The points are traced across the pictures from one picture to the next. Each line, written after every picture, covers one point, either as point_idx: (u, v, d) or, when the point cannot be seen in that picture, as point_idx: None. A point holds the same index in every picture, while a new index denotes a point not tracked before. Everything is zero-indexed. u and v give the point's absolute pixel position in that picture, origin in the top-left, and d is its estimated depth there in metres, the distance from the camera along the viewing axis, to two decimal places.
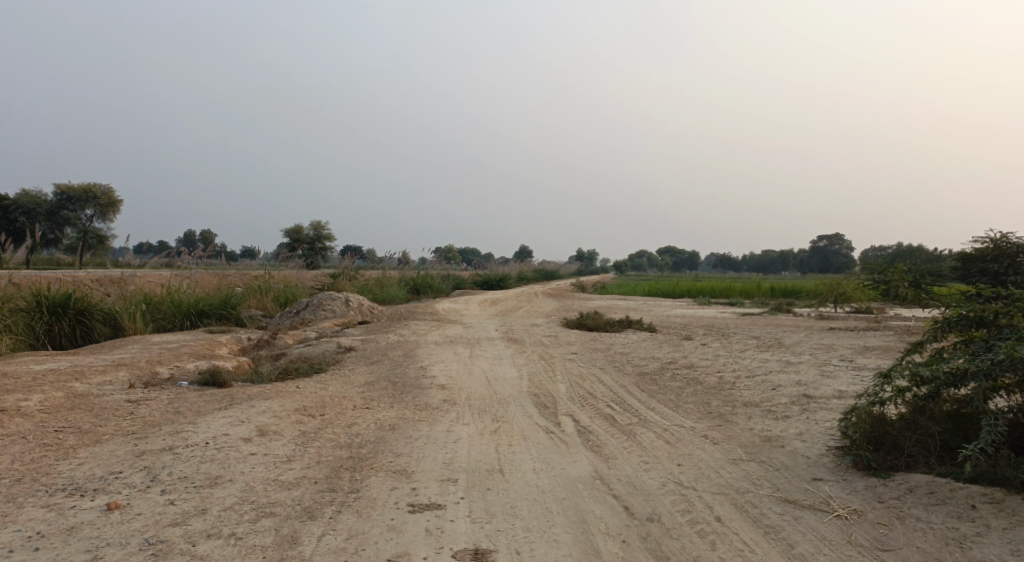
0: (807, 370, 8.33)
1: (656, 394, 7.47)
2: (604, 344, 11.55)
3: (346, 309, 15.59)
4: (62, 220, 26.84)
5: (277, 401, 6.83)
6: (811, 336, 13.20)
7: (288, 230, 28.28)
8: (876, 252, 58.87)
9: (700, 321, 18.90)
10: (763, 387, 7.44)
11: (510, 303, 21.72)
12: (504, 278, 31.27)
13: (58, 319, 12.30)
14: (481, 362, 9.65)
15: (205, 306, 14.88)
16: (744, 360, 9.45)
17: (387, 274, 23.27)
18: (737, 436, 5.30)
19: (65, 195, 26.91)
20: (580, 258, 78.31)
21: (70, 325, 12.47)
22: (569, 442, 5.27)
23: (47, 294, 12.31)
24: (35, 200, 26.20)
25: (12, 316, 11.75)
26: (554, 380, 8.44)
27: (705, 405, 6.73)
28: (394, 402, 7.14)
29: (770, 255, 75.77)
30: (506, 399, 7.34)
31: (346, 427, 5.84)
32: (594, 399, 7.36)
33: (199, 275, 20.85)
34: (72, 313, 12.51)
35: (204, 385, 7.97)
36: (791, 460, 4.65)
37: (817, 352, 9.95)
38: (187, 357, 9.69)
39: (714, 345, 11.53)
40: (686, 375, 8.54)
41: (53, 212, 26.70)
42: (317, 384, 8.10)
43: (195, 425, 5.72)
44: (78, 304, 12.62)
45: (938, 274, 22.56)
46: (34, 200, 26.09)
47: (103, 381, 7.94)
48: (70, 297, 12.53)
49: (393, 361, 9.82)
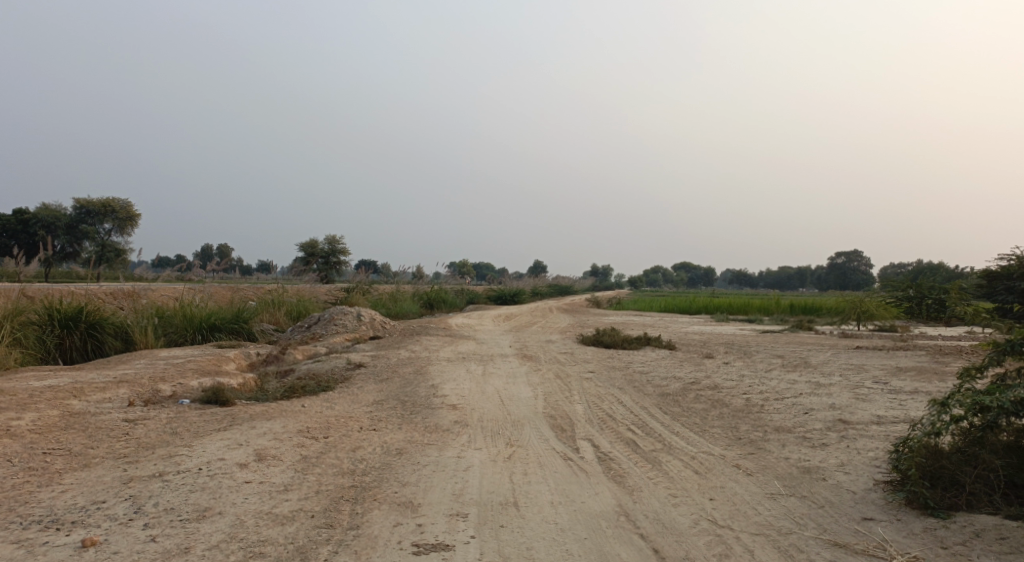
0: (840, 393, 7.88)
1: (680, 418, 7.05)
2: (623, 362, 11.13)
3: (358, 324, 15.25)
4: (81, 234, 26.79)
5: (279, 421, 6.47)
6: (838, 356, 12.71)
7: (303, 244, 28.08)
8: (895, 268, 59.89)
9: (719, 338, 18.41)
10: (794, 411, 7.00)
11: (525, 318, 21.34)
12: (519, 293, 30.90)
13: (69, 333, 12.06)
14: (495, 380, 9.26)
15: (217, 319, 14.60)
16: (771, 381, 9.00)
17: (401, 289, 22.97)
18: (772, 467, 4.88)
19: (84, 209, 26.81)
20: (595, 273, 77.99)
21: (82, 339, 12.23)
22: (590, 470, 4.87)
23: (58, 307, 12.10)
24: (53, 215, 26.58)
25: (23, 329, 11.54)
26: (571, 399, 8.04)
27: (734, 430, 6.30)
28: (403, 423, 6.77)
29: (787, 272, 75.04)
30: (520, 421, 6.94)
31: (351, 451, 5.48)
32: (614, 421, 6.95)
33: (211, 289, 20.62)
34: (84, 326, 12.28)
35: (207, 404, 7.64)
36: (834, 497, 4.22)
37: (848, 373, 9.50)
38: (193, 373, 9.38)
39: (737, 364, 11.09)
40: (710, 396, 8.11)
41: (72, 226, 26.87)
42: (324, 403, 7.75)
43: (190, 448, 5.37)
44: (90, 317, 12.39)
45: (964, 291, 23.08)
46: (53, 215, 26.49)
47: (103, 398, 7.64)
48: (82, 310, 12.30)
49: (404, 378, 9.46)
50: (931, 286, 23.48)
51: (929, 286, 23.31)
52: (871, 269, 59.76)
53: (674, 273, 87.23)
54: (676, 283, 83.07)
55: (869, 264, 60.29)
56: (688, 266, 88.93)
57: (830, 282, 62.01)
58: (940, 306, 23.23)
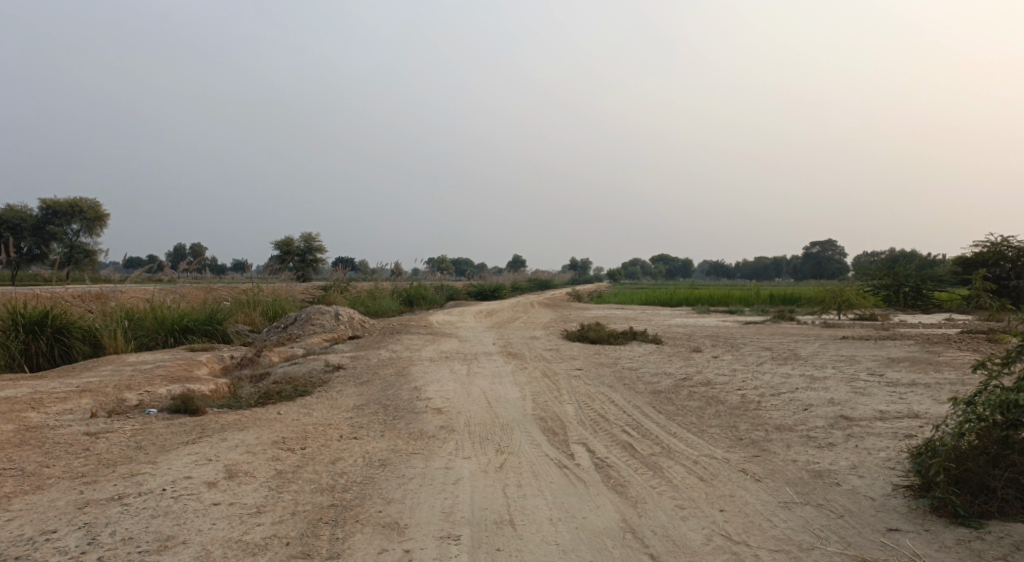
0: (837, 387, 7.64)
1: (675, 418, 6.74)
2: (610, 358, 10.83)
3: (336, 324, 14.80)
4: (48, 235, 26.05)
5: (253, 431, 6.08)
6: (826, 346, 12.50)
7: (278, 242, 27.53)
8: (869, 257, 60.46)
9: (704, 331, 18.23)
10: (793, 408, 6.72)
11: (505, 314, 21.01)
12: (499, 288, 30.56)
13: (34, 338, 11.51)
14: (480, 381, 8.91)
15: (189, 321, 14.08)
16: (765, 375, 8.73)
17: (379, 287, 22.53)
18: (781, 471, 4.58)
19: (51, 210, 26.17)
20: (574, 268, 77.87)
21: (48, 344, 11.69)
22: (588, 479, 4.55)
23: (23, 312, 11.55)
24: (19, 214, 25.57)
25: None
26: (561, 399, 7.72)
27: (734, 431, 6.00)
28: (385, 431, 6.39)
29: (764, 263, 75.38)
30: (509, 425, 6.59)
31: (331, 463, 5.10)
32: (607, 423, 6.63)
33: (183, 289, 20.03)
34: (50, 331, 11.73)
35: (175, 414, 7.21)
36: (853, 506, 3.93)
37: (841, 365, 9.28)
38: (162, 379, 8.92)
39: (727, 358, 10.83)
40: (704, 393, 7.82)
41: (39, 227, 25.94)
42: (301, 410, 7.36)
43: (155, 466, 4.96)
44: (56, 321, 11.84)
45: (941, 278, 22.92)
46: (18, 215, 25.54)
47: (63, 410, 7.17)
48: (47, 315, 11.75)
49: (385, 381, 9.07)
50: (908, 274, 23.36)
51: (906, 274, 23.19)
52: (845, 258, 60.22)
53: (652, 264, 87.26)
54: (654, 274, 83.19)
55: (844, 253, 60.68)
56: (665, 257, 89.10)
57: (806, 271, 62.33)
58: (917, 294, 23.09)
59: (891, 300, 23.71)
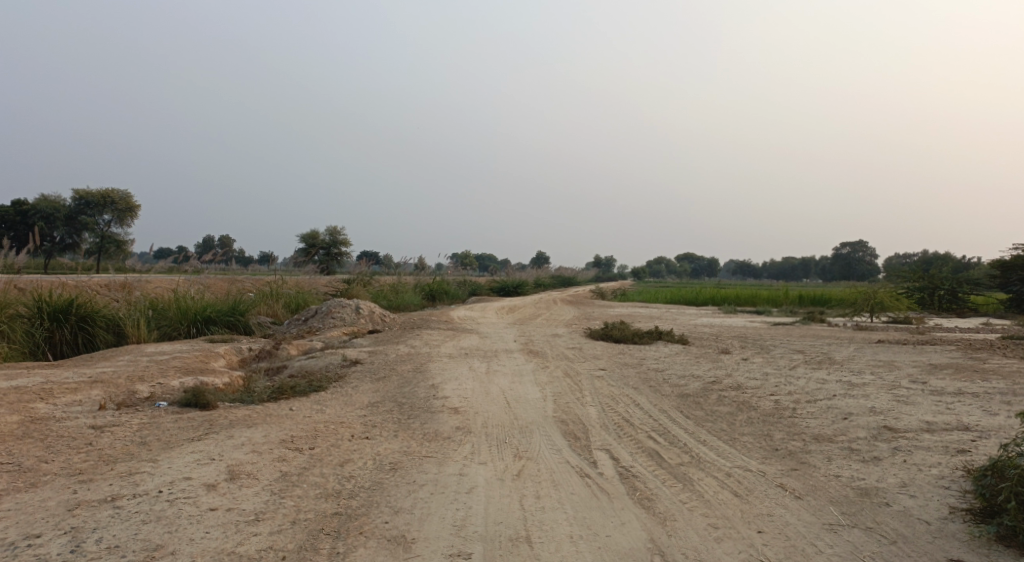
0: (877, 394, 7.23)
1: (705, 424, 6.38)
2: (635, 359, 10.46)
3: (356, 317, 14.58)
4: (80, 225, 26.14)
5: (261, 429, 5.83)
6: (861, 350, 12.02)
7: (303, 235, 27.51)
8: (900, 259, 59.26)
9: (732, 332, 17.75)
10: (832, 416, 6.33)
11: (528, 311, 20.68)
12: (522, 284, 30.24)
13: (59, 326, 11.43)
14: (500, 379, 8.60)
15: (212, 312, 13.93)
16: (799, 380, 8.33)
17: (402, 281, 22.32)
18: (822, 488, 4.22)
19: (83, 200, 25.88)
20: (598, 264, 77.22)
21: (72, 333, 11.60)
22: (612, 491, 4.22)
23: (48, 299, 11.47)
24: (53, 205, 25.76)
25: (10, 323, 10.94)
26: (583, 401, 7.39)
27: (768, 440, 5.63)
28: (399, 431, 6.10)
29: (791, 263, 74.25)
30: (529, 428, 6.28)
31: (339, 466, 4.83)
32: (632, 428, 6.29)
33: (207, 280, 19.97)
34: (74, 319, 11.65)
35: (186, 407, 7.00)
36: (907, 531, 3.57)
37: (879, 371, 8.85)
38: (175, 371, 8.72)
39: (757, 361, 10.42)
40: (735, 397, 7.45)
41: (71, 218, 26.06)
42: (314, 407, 7.11)
43: (155, 464, 4.72)
44: (80, 310, 11.75)
45: (976, 282, 22.40)
46: (52, 205, 25.71)
47: (72, 401, 6.99)
48: (72, 303, 11.67)
49: (403, 377, 8.80)
50: (943, 277, 22.67)
51: (942, 276, 22.50)
52: (876, 260, 59.07)
53: (677, 263, 86.35)
54: (679, 273, 82.31)
55: (874, 255, 59.51)
56: (691, 256, 88.14)
57: (835, 272, 61.25)
58: (952, 297, 22.40)
59: (925, 302, 23.03)
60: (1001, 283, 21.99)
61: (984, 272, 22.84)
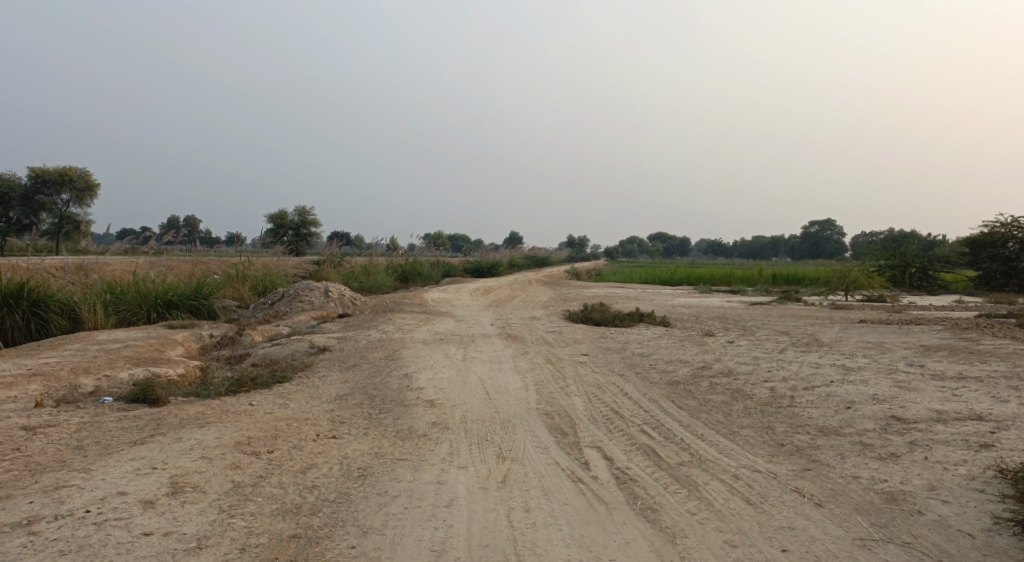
0: (877, 380, 6.86)
1: (700, 415, 5.94)
2: (618, 343, 10.01)
3: (325, 301, 13.92)
4: (38, 205, 24.92)
5: (214, 428, 5.26)
6: (847, 331, 11.70)
7: (271, 215, 26.69)
8: (867, 237, 59.90)
9: (710, 312, 17.42)
10: (835, 405, 5.93)
11: (503, 292, 20.16)
12: (496, 265, 29.73)
13: (9, 311, 10.66)
14: (478, 367, 8.08)
15: (174, 295, 13.15)
16: (792, 365, 7.93)
17: (374, 262, 21.66)
18: (844, 493, 3.79)
19: (40, 179, 24.86)
20: (570, 245, 77.01)
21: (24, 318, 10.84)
22: (610, 501, 3.77)
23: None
24: (8, 183, 24.30)
25: None
26: (568, 391, 6.91)
27: (771, 434, 5.19)
28: (369, 429, 5.57)
29: (761, 241, 74.58)
30: (511, 423, 5.78)
31: (300, 472, 4.30)
32: (623, 421, 5.82)
33: (169, 262, 19.11)
34: (26, 304, 10.88)
35: (134, 403, 6.39)
36: (946, 550, 3.17)
37: (872, 354, 8.51)
38: (126, 362, 8.06)
39: (744, 344, 10.03)
40: (728, 385, 7.02)
41: (28, 197, 24.79)
42: (276, 401, 6.53)
43: (87, 475, 4.14)
44: (32, 294, 10.98)
45: (946, 259, 22.36)
46: (7, 184, 24.20)
47: (6, 398, 6.34)
48: (23, 286, 10.89)
49: (373, 366, 8.24)
50: (914, 255, 22.59)
51: (913, 254, 22.39)
52: (844, 239, 59.61)
53: (648, 243, 86.57)
54: (651, 253, 82.36)
55: (842, 233, 60.11)
56: (663, 235, 88.42)
57: (805, 251, 61.67)
58: (923, 275, 22.36)
59: (896, 281, 22.95)
60: (971, 261, 21.86)
61: (955, 248, 22.72)
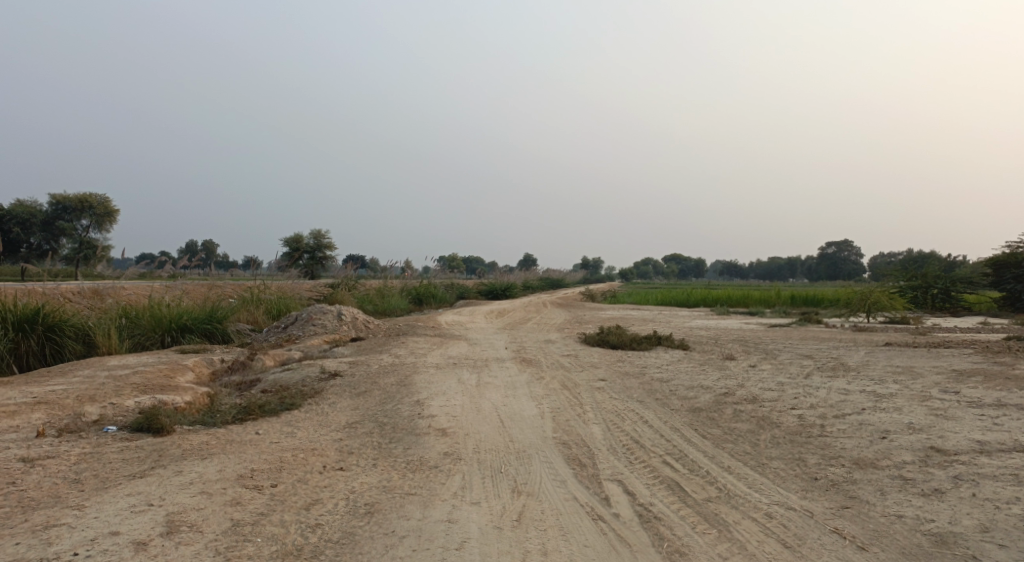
0: (911, 407, 6.54)
1: (725, 445, 5.65)
2: (636, 367, 9.72)
3: (338, 324, 13.74)
4: (58, 231, 25.08)
5: (217, 460, 5.05)
6: (873, 354, 11.35)
7: (287, 238, 26.69)
8: (886, 258, 59.24)
9: (729, 334, 17.08)
10: (868, 435, 5.62)
11: (518, 315, 19.91)
12: (511, 287, 29.52)
13: (24, 336, 10.56)
14: (492, 394, 7.83)
15: (187, 319, 13.02)
16: (819, 391, 7.62)
17: (388, 285, 21.52)
18: (888, 536, 3.50)
19: (60, 205, 25.08)
20: (585, 267, 76.76)
21: (39, 343, 10.74)
22: (633, 543, 3.51)
23: (11, 307, 10.59)
24: (29, 210, 24.56)
25: None
26: (586, 419, 6.64)
27: (803, 467, 4.90)
28: (378, 460, 5.33)
29: (777, 262, 74.01)
30: (526, 454, 5.53)
31: (304, 509, 4.07)
32: (644, 452, 5.55)
33: (184, 285, 19.05)
34: (41, 329, 10.78)
35: (138, 432, 6.20)
36: None
37: (903, 379, 8.18)
38: (134, 388, 7.88)
39: (766, 368, 9.71)
40: (753, 412, 6.73)
41: (48, 223, 25.00)
42: (284, 429, 6.32)
43: (80, 512, 3.94)
44: (47, 319, 10.88)
45: (969, 280, 21.88)
46: (28, 210, 24.45)
47: (7, 428, 6.16)
48: (39, 311, 10.80)
49: (385, 392, 8.01)
50: (936, 276, 22.13)
51: (935, 275, 21.94)
52: (862, 259, 58.98)
53: (664, 265, 86.17)
54: (666, 275, 81.89)
55: (860, 254, 59.52)
56: (678, 257, 87.99)
57: (822, 272, 61.05)
58: (946, 296, 21.89)
59: (918, 302, 22.49)
60: (994, 282, 21.39)
61: (977, 269, 22.27)
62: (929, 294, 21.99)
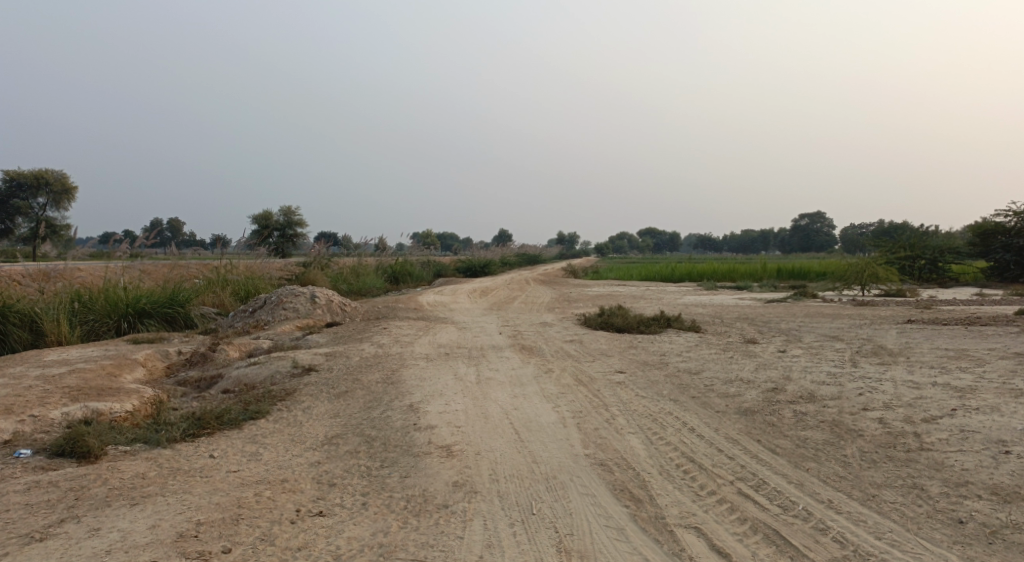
0: (1009, 407, 5.43)
1: (808, 465, 4.47)
2: (655, 356, 8.52)
3: (312, 308, 12.34)
4: (13, 210, 23.16)
5: (149, 507, 3.76)
6: (907, 335, 10.26)
7: (255, 216, 24.98)
8: (858, 230, 59.10)
9: (731, 312, 15.97)
10: (988, 449, 4.50)
11: (502, 293, 18.66)
12: (489, 264, 28.29)
13: None
14: (499, 393, 6.60)
15: (145, 303, 11.48)
16: (882, 384, 6.52)
17: (364, 263, 20.09)
18: None
19: (15, 182, 23.05)
20: (561, 243, 75.61)
21: None
22: None
23: None
24: None
25: None
26: (619, 427, 5.42)
27: (931, 501, 3.77)
28: (369, 497, 4.08)
29: (752, 236, 73.68)
30: (559, 481, 4.32)
31: None
32: (711, 477, 4.34)
33: (143, 267, 17.34)
34: None
35: (62, 458, 4.87)
36: None
37: (967, 368, 7.09)
38: (65, 394, 6.50)
39: (800, 354, 8.56)
40: (818, 414, 5.58)
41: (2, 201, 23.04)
42: (248, 450, 5.04)
43: None
44: None
45: (956, 250, 20.86)
46: None
47: None
48: None
49: (370, 393, 6.72)
50: (924, 246, 20.99)
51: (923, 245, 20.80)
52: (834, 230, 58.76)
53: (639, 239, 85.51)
54: (642, 249, 81.28)
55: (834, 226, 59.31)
56: (653, 231, 87.43)
57: (795, 244, 60.55)
58: (933, 267, 20.82)
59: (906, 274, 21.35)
60: (982, 252, 20.79)
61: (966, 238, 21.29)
62: (917, 266, 20.88)
